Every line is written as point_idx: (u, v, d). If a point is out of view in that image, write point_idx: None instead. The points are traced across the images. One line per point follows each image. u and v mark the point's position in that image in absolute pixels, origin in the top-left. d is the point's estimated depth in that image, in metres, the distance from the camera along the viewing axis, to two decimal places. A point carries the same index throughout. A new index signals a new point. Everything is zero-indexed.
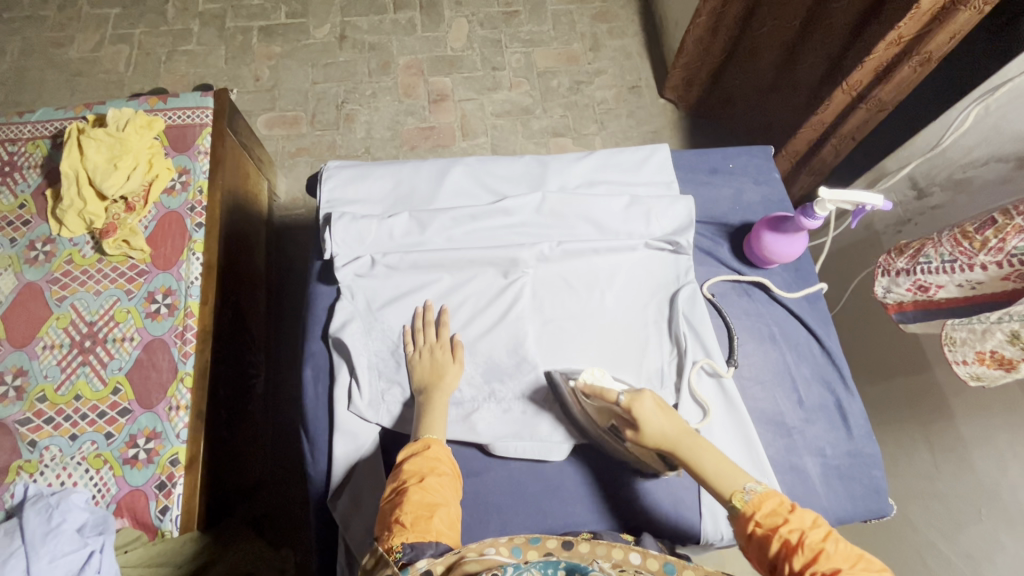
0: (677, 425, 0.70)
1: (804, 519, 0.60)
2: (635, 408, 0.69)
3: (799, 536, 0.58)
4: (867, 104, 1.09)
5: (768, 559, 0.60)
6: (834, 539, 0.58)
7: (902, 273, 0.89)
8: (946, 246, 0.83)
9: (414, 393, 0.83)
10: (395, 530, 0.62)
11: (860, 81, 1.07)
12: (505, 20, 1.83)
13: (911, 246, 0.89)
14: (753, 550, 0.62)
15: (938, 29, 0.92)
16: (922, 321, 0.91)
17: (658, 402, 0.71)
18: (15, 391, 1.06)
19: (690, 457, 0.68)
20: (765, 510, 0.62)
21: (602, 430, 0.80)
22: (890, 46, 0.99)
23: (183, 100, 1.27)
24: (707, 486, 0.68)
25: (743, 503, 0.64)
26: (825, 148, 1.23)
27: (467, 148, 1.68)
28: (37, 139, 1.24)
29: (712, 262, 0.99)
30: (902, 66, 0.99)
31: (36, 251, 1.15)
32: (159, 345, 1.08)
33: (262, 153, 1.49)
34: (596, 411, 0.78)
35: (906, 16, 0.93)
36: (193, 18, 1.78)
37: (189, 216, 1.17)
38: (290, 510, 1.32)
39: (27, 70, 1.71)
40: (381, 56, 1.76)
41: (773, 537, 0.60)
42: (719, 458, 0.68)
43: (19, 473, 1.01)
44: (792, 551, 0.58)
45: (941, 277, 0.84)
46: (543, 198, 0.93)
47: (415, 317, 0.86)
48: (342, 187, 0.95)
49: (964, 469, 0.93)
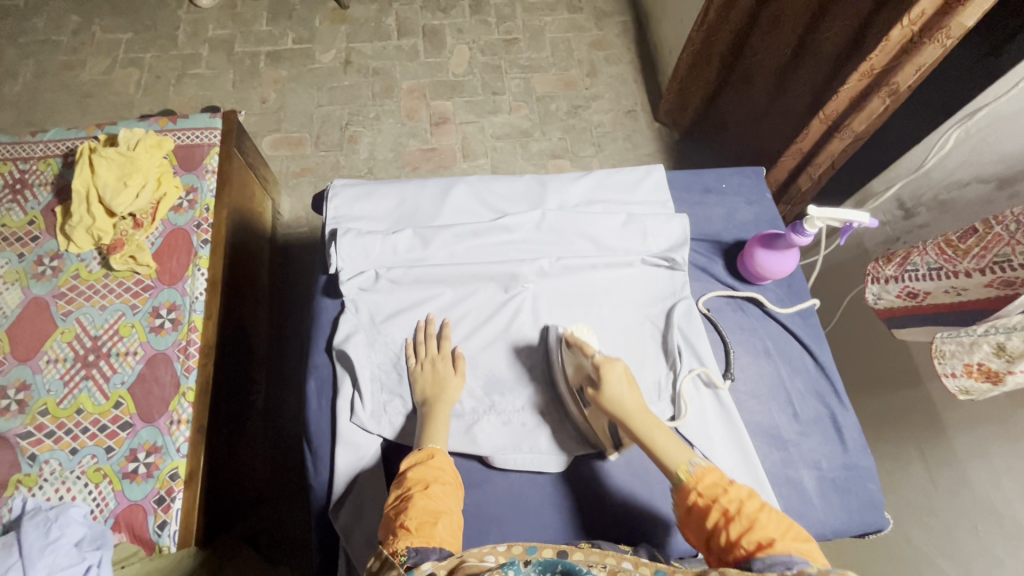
0: (638, 399, 0.74)
1: (741, 491, 0.62)
2: (604, 367, 0.74)
3: (736, 506, 0.61)
4: (842, 133, 1.13)
5: (706, 529, 0.62)
6: (768, 509, 0.61)
7: (892, 280, 0.93)
8: (931, 255, 0.86)
9: (416, 405, 0.84)
10: (400, 534, 0.62)
11: (835, 110, 1.12)
12: (505, 47, 1.90)
13: (898, 255, 0.93)
14: (692, 521, 0.64)
15: (906, 62, 0.96)
16: (915, 327, 0.94)
17: (627, 371, 0.75)
18: (17, 405, 1.07)
19: (642, 429, 0.72)
20: (706, 483, 0.64)
21: (569, 389, 0.85)
22: (862, 77, 1.03)
23: (193, 121, 1.31)
24: (654, 458, 0.70)
25: (686, 475, 0.66)
26: (802, 176, 1.30)
27: (467, 168, 1.72)
28: (49, 157, 1.27)
29: (707, 278, 1.01)
30: (873, 97, 1.04)
31: (43, 266, 1.17)
32: (162, 360, 1.10)
33: (267, 172, 1.53)
34: (571, 368, 0.83)
35: (876, 47, 0.98)
36: (203, 43, 1.84)
37: (195, 233, 1.20)
38: (287, 528, 1.31)
39: (39, 92, 1.76)
40: (384, 81, 1.82)
41: (712, 507, 0.62)
42: (670, 438, 0.71)
43: (17, 486, 1.01)
44: (729, 520, 0.60)
45: (928, 284, 0.87)
46: (542, 215, 0.96)
47: (417, 330, 0.88)
48: (348, 204, 0.98)
49: (960, 483, 0.94)
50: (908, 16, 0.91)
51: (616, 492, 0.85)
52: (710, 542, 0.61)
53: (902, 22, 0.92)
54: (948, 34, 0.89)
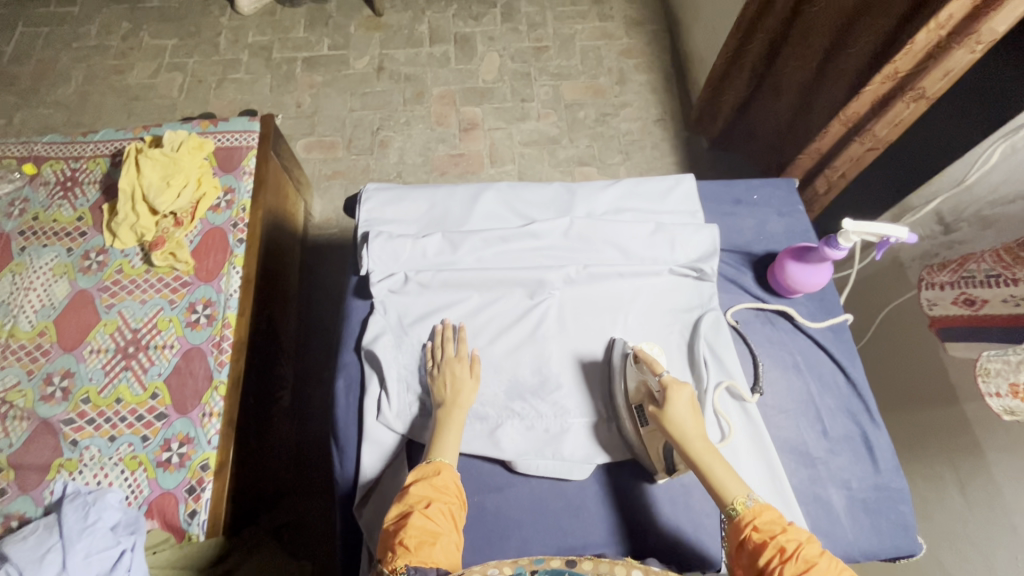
0: (700, 426, 0.75)
1: (801, 533, 0.64)
2: (671, 388, 0.75)
3: (795, 546, 0.62)
4: (863, 138, 1.10)
5: (757, 565, 0.63)
6: (826, 557, 0.62)
7: (946, 286, 0.92)
8: (988, 262, 0.87)
9: (432, 410, 0.85)
10: (399, 552, 0.64)
11: (856, 112, 1.09)
12: (535, 54, 1.92)
13: (953, 263, 0.93)
14: (743, 555, 0.66)
15: (934, 66, 0.93)
16: (968, 342, 0.90)
17: (693, 399, 0.76)
18: (62, 392, 1.11)
19: (703, 456, 0.73)
20: (764, 519, 0.66)
21: (627, 407, 0.83)
22: (886, 81, 1.01)
23: (233, 124, 1.36)
24: (711, 486, 0.72)
25: (743, 509, 0.68)
26: (817, 180, 1.26)
27: (494, 174, 1.74)
28: (98, 157, 1.33)
29: (735, 289, 1.00)
30: (897, 101, 1.01)
31: (90, 261, 1.23)
32: (197, 353, 1.14)
33: (300, 174, 1.57)
34: (632, 385, 0.82)
35: (901, 50, 0.95)
36: (243, 49, 1.91)
37: (231, 232, 1.24)
38: (309, 522, 1.34)
39: (90, 94, 1.84)
40: (415, 87, 1.85)
41: (768, 544, 0.64)
42: (729, 471, 0.73)
43: (59, 470, 1.05)
44: (785, 559, 0.62)
45: (986, 291, 0.86)
46: (570, 223, 0.97)
47: (435, 334, 0.89)
48: (380, 207, 1.00)
49: (998, 510, 0.90)
50: (936, 19, 0.88)
51: (639, 502, 0.85)
52: None
53: (928, 27, 0.90)
54: (977, 38, 0.88)
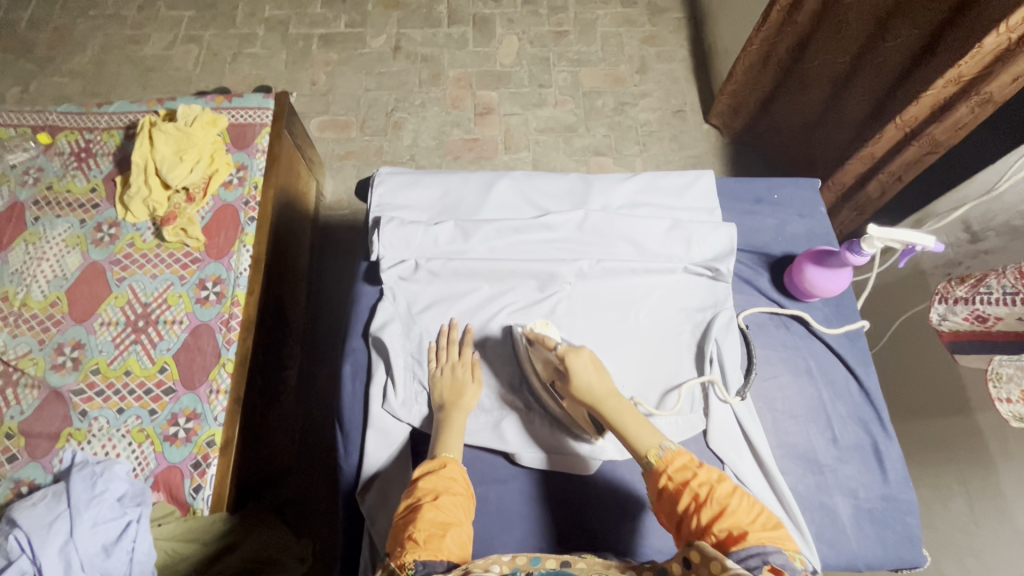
0: (606, 383, 0.74)
1: (711, 474, 0.64)
2: (569, 357, 0.74)
3: (707, 491, 0.63)
4: (920, 142, 1.06)
5: (677, 511, 0.64)
6: (738, 492, 0.63)
7: (960, 301, 0.88)
8: (1009, 279, 0.81)
9: (433, 409, 0.85)
10: (408, 547, 0.63)
11: (914, 116, 1.04)
12: (555, 39, 1.88)
13: (973, 276, 0.88)
14: (663, 503, 0.66)
15: (1001, 70, 0.90)
16: (974, 352, 0.91)
17: (592, 359, 0.75)
18: (72, 362, 1.12)
19: (614, 414, 0.72)
20: (677, 465, 0.66)
21: (544, 386, 0.85)
22: (949, 84, 0.97)
23: (247, 101, 1.34)
24: (625, 442, 0.72)
25: (657, 459, 0.68)
26: (869, 184, 1.21)
27: (508, 161, 1.71)
28: (112, 129, 1.32)
29: (751, 291, 0.99)
30: (960, 105, 0.97)
31: (102, 233, 1.23)
32: (206, 330, 1.14)
33: (313, 154, 1.56)
34: (540, 366, 0.83)
35: (967, 54, 0.92)
36: (259, 23, 1.89)
37: (242, 210, 1.24)
38: (312, 500, 1.36)
39: (104, 64, 1.83)
40: (432, 68, 1.82)
41: (684, 491, 0.64)
42: (642, 422, 0.72)
43: (68, 440, 1.06)
44: (701, 506, 0.62)
45: (1001, 308, 0.82)
46: (585, 216, 0.95)
47: (440, 334, 0.88)
48: (393, 192, 0.99)
49: (1005, 526, 0.88)
50: (1008, 21, 0.85)
51: (640, 502, 0.85)
52: (680, 525, 0.63)
53: (997, 29, 0.87)
54: None
